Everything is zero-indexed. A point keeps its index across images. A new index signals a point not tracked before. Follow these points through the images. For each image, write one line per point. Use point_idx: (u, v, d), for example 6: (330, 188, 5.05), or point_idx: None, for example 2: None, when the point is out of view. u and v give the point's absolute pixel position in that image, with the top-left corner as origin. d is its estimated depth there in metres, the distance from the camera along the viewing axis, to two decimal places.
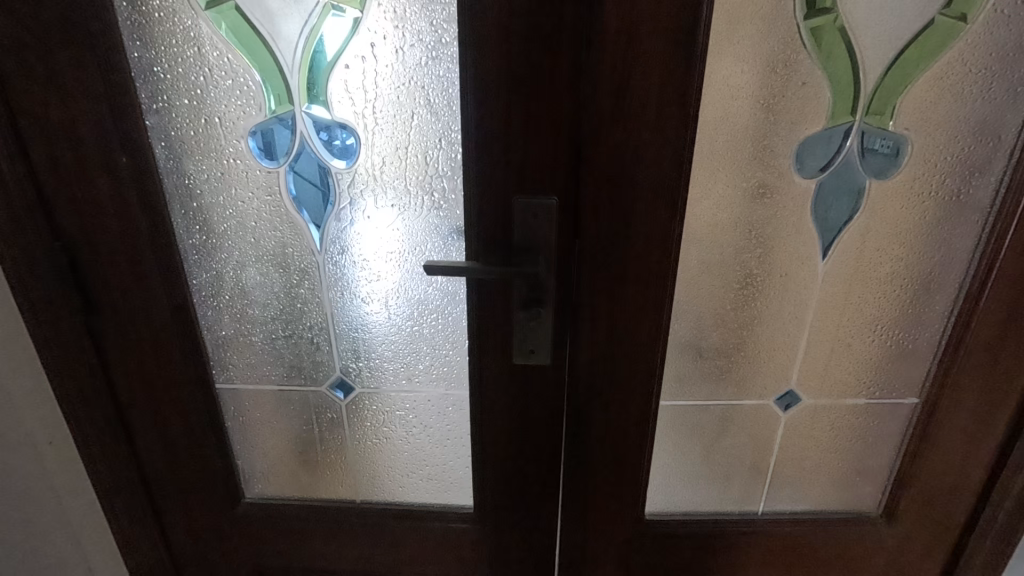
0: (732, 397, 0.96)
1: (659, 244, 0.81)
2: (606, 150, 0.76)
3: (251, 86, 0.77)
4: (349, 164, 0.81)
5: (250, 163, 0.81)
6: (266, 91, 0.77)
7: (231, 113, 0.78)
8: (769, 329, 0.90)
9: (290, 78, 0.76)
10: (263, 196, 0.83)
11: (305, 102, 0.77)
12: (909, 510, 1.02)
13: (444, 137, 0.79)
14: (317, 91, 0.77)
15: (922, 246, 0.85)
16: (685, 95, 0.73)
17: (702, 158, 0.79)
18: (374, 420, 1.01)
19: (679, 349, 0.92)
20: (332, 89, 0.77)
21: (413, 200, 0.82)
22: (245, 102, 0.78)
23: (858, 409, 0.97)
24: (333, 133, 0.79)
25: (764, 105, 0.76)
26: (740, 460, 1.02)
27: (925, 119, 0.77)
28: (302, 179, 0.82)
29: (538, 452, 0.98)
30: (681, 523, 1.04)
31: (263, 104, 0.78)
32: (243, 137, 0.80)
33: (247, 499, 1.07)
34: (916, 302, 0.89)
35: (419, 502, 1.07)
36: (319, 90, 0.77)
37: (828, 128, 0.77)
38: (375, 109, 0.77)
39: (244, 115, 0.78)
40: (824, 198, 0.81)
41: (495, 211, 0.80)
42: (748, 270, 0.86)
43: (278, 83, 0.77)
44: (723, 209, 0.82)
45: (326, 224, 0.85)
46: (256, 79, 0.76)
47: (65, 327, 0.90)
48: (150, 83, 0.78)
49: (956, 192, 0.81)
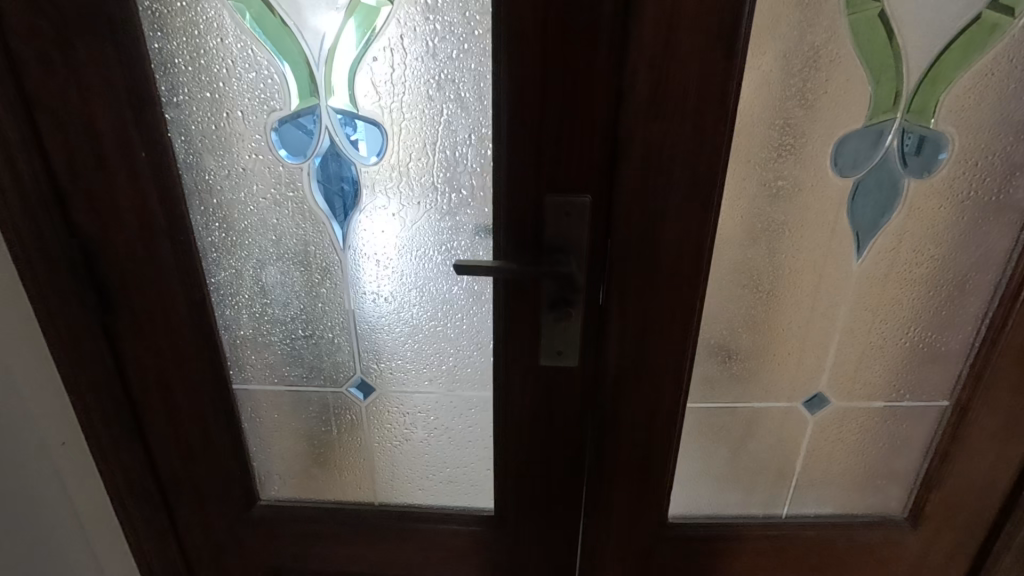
0: (760, 400, 0.94)
1: (692, 244, 0.79)
2: (642, 147, 0.74)
3: (276, 80, 0.75)
4: (374, 160, 0.79)
5: (273, 159, 0.79)
6: (291, 85, 0.75)
7: (254, 107, 0.76)
8: (798, 331, 0.89)
9: (316, 70, 0.74)
10: (285, 193, 0.81)
11: (331, 96, 0.75)
12: (936, 514, 1.00)
13: (473, 133, 0.76)
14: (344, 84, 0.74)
15: (958, 247, 0.83)
16: (724, 91, 0.71)
17: (738, 157, 0.77)
18: (394, 422, 0.99)
19: (707, 351, 0.90)
20: (359, 83, 0.74)
21: (440, 198, 0.80)
22: (269, 96, 0.75)
23: (887, 412, 0.96)
24: (359, 128, 0.77)
25: (804, 101, 0.74)
26: (765, 463, 1.01)
27: (966, 117, 0.75)
28: (325, 174, 0.80)
29: (563, 454, 0.96)
30: (705, 527, 1.03)
31: (287, 98, 0.75)
32: (265, 132, 0.77)
33: (264, 499, 1.05)
34: (949, 304, 0.87)
35: (438, 505, 1.05)
36: (346, 83, 0.74)
37: (868, 126, 0.76)
38: (403, 104, 0.75)
39: (268, 109, 0.76)
40: (861, 198, 0.80)
41: (526, 210, 0.78)
42: (780, 271, 0.84)
43: (303, 76, 0.74)
44: (757, 208, 0.80)
45: (350, 222, 0.83)
46: (280, 72, 0.74)
47: (81, 325, 0.87)
48: (170, 75, 0.75)
49: (995, 192, 0.79)
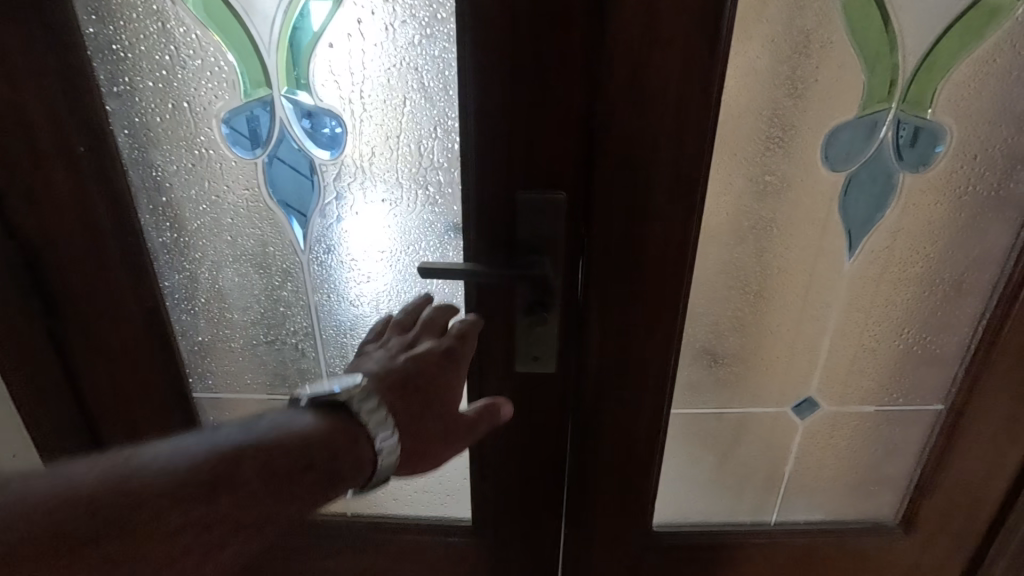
0: (748, 405, 0.90)
1: (675, 243, 0.75)
2: (621, 140, 0.69)
3: (223, 68, 0.69)
4: (334, 154, 0.73)
5: (225, 154, 0.73)
6: (240, 73, 0.69)
7: (202, 98, 0.70)
8: (788, 333, 0.84)
9: (267, 58, 0.68)
10: (240, 190, 0.76)
11: (285, 86, 0.70)
12: (929, 520, 0.97)
13: (439, 125, 0.71)
14: (298, 73, 0.69)
15: (955, 245, 0.78)
16: (708, 79, 0.66)
17: (724, 149, 0.72)
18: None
19: (693, 355, 0.86)
20: (315, 71, 0.69)
21: (406, 196, 0.75)
22: (217, 85, 0.70)
23: (879, 416, 0.92)
24: (316, 120, 0.71)
25: (794, 90, 0.69)
26: (754, 469, 0.97)
27: (966, 107, 0.71)
28: (282, 170, 0.74)
29: (543, 463, 0.92)
30: (691, 535, 0.99)
31: (237, 87, 0.70)
32: (215, 125, 0.72)
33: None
34: (945, 305, 0.83)
35: (414, 514, 1.01)
36: (300, 72, 0.69)
37: (861, 117, 0.71)
38: (363, 94, 0.70)
39: (216, 100, 0.70)
40: (853, 193, 0.75)
41: (497, 208, 0.73)
42: (769, 272, 0.80)
43: (253, 63, 0.69)
44: (744, 205, 0.75)
45: (310, 221, 0.77)
46: (228, 60, 0.68)
47: (24, 332, 0.82)
48: (109, 62, 0.69)
49: (995, 186, 0.75)
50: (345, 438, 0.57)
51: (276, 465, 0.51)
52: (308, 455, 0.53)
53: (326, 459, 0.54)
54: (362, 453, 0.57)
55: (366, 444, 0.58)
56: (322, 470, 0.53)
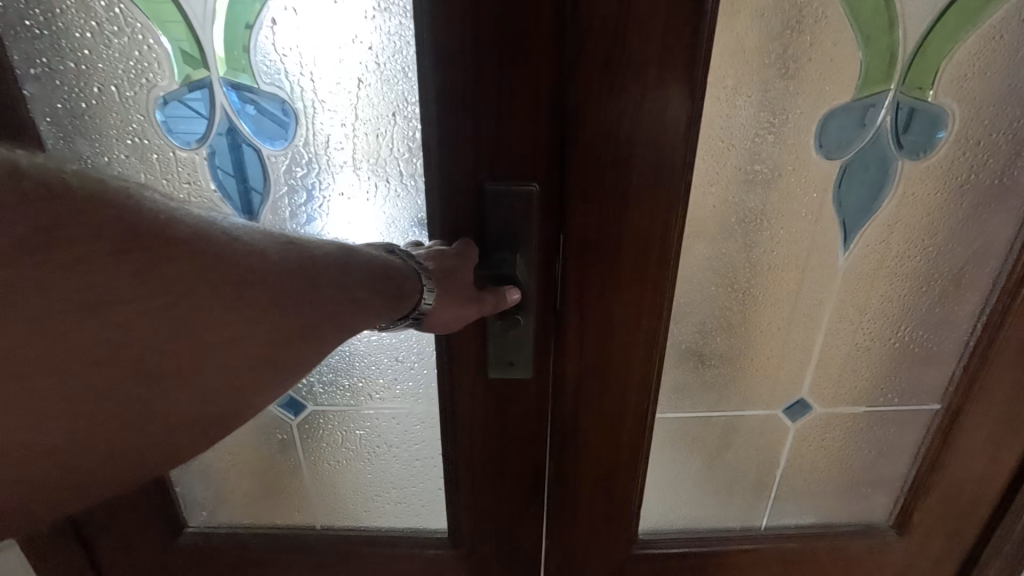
0: (737, 407, 0.85)
1: (657, 238, 0.69)
2: (597, 126, 0.63)
3: (154, 47, 0.62)
4: (283, 144, 0.66)
5: (162, 144, 0.67)
6: (173, 53, 0.62)
7: (130, 80, 0.63)
8: (779, 332, 0.80)
9: (201, 36, 0.61)
10: (180, 184, 0.69)
11: (224, 67, 0.63)
12: (923, 523, 0.93)
13: (398, 110, 0.65)
14: (238, 52, 0.62)
15: (955, 238, 0.74)
16: (689, 57, 0.60)
17: (710, 134, 0.66)
18: (332, 439, 0.89)
19: (678, 356, 0.81)
20: (255, 50, 0.62)
21: (365, 189, 0.69)
22: (146, 66, 0.63)
23: (872, 417, 0.88)
24: (261, 106, 0.65)
25: (786, 71, 0.63)
26: (743, 474, 0.93)
27: (969, 89, 0.65)
28: (227, 161, 0.67)
29: (521, 472, 0.87)
30: (678, 543, 0.95)
31: (170, 69, 0.63)
32: (148, 111, 0.65)
33: (190, 526, 0.94)
34: (944, 300, 0.78)
35: (387, 526, 0.96)
36: (241, 51, 0.62)
37: (857, 100, 0.65)
38: (311, 76, 0.63)
39: (147, 83, 0.63)
40: (848, 183, 0.70)
41: (464, 202, 0.67)
42: (758, 268, 0.75)
43: (188, 42, 0.62)
44: (731, 197, 0.70)
45: (261, 218, 0.70)
46: (158, 38, 0.62)
47: None
48: (23, 41, 0.62)
49: (997, 174, 0.70)
50: (407, 282, 0.56)
51: (359, 296, 0.51)
52: (377, 292, 0.53)
53: (387, 302, 0.54)
54: (409, 299, 0.56)
55: (413, 300, 0.57)
56: (383, 307, 0.53)
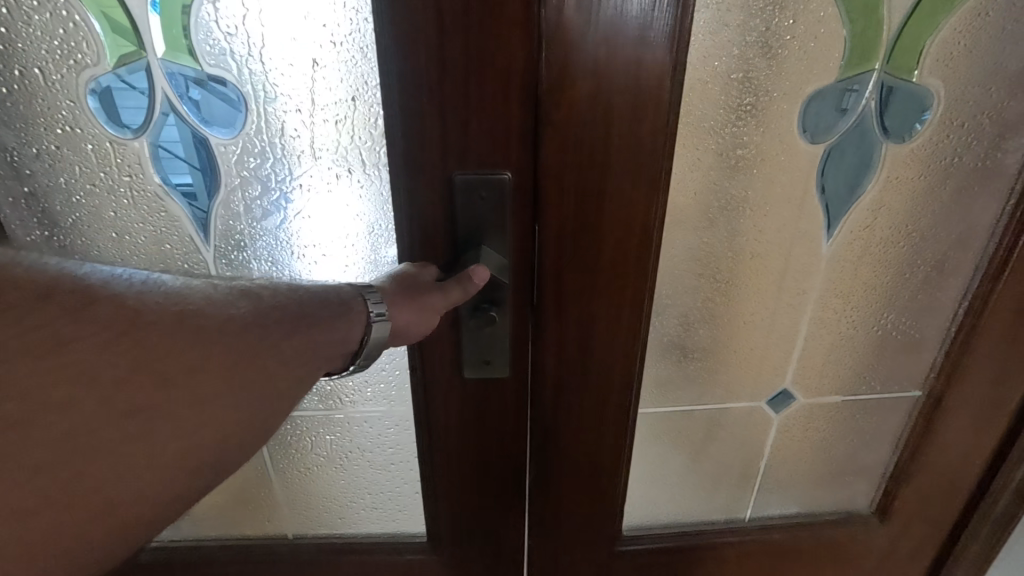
0: (721, 400, 0.83)
1: (638, 229, 0.66)
2: (572, 110, 0.60)
3: (81, 25, 0.56)
4: (233, 132, 0.61)
5: (97, 133, 0.61)
6: (103, 31, 0.56)
7: (56, 62, 0.57)
8: (762, 324, 0.78)
9: (133, 12, 0.55)
10: (121, 176, 0.63)
11: (161, 47, 0.57)
12: (904, 509, 0.94)
13: (357, 94, 0.60)
14: (177, 30, 0.56)
15: (938, 222, 0.72)
16: (668, 36, 0.57)
17: (690, 118, 0.63)
18: (301, 445, 0.84)
19: (661, 350, 0.78)
20: (196, 28, 0.56)
21: (325, 181, 0.64)
22: (74, 46, 0.57)
23: (854, 406, 0.87)
24: (206, 90, 0.59)
25: (769, 51, 0.60)
26: (728, 467, 0.91)
27: (955, 69, 0.63)
28: (171, 151, 0.62)
29: (501, 473, 0.84)
30: (663, 538, 0.93)
31: (100, 49, 0.57)
32: (78, 97, 0.59)
33: (153, 541, 0.89)
34: (927, 286, 0.77)
35: (363, 533, 0.92)
36: (179, 29, 0.56)
37: (842, 81, 0.63)
38: (260, 56, 0.58)
39: (75, 65, 0.57)
40: (832, 168, 0.67)
41: (432, 193, 0.63)
42: (741, 258, 0.72)
43: (120, 19, 0.56)
44: (714, 183, 0.67)
45: (212, 212, 0.65)
46: (85, 15, 0.56)
47: None
48: None
49: (981, 157, 0.69)
50: (349, 297, 0.54)
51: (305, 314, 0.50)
52: (319, 308, 0.51)
53: (333, 318, 0.52)
54: (354, 321, 0.53)
55: (360, 314, 0.54)
56: (330, 325, 0.52)
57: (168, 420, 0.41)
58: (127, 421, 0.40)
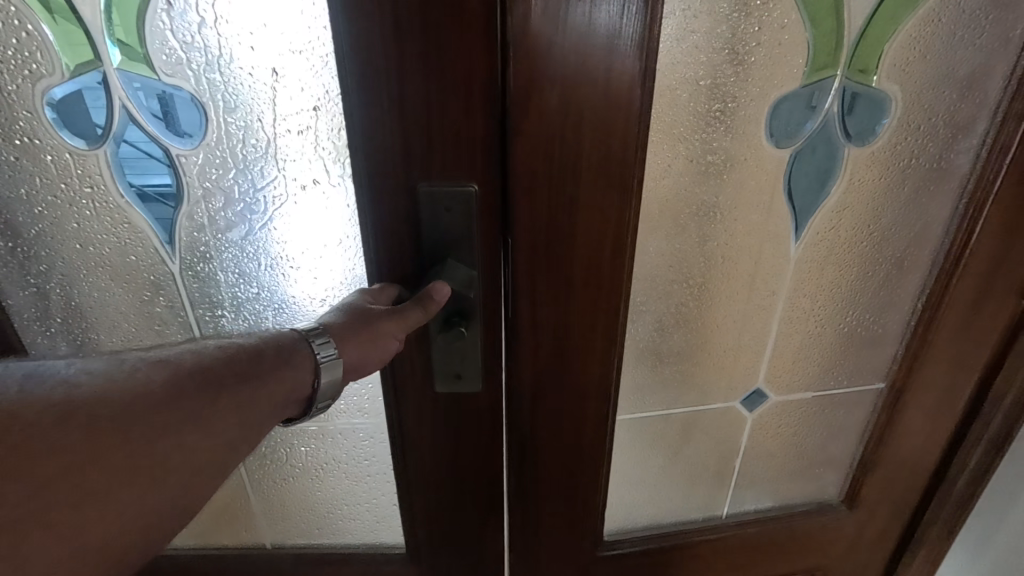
0: (695, 403, 0.84)
1: (611, 237, 0.65)
2: (540, 118, 0.58)
3: (34, 34, 0.52)
4: (194, 143, 0.57)
5: (54, 142, 0.56)
6: (56, 40, 0.52)
7: (11, 71, 0.53)
8: (734, 327, 0.78)
9: (87, 20, 0.51)
10: (81, 188, 0.59)
11: (116, 56, 0.52)
12: (869, 497, 0.97)
13: (321, 104, 0.56)
14: (133, 40, 0.52)
15: (898, 221, 0.74)
16: (636, 45, 0.56)
17: (660, 125, 0.62)
18: (276, 457, 0.81)
19: (636, 356, 0.78)
20: (151, 35, 0.52)
21: (291, 193, 0.61)
22: (27, 56, 0.52)
23: (823, 401, 0.89)
24: (164, 100, 0.55)
25: (735, 58, 0.60)
26: (704, 467, 0.92)
27: (911, 73, 0.65)
28: (132, 163, 0.58)
29: (478, 486, 0.82)
30: (643, 540, 0.93)
31: (54, 58, 0.52)
32: (35, 107, 0.54)
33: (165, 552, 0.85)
34: (889, 283, 0.79)
35: (342, 544, 0.89)
36: (135, 38, 0.52)
37: (805, 87, 0.63)
38: (222, 64, 0.53)
39: (30, 75, 0.53)
40: (798, 172, 0.68)
41: (396, 205, 0.61)
42: (712, 263, 0.72)
43: (71, 27, 0.51)
44: (683, 190, 0.67)
45: (174, 224, 0.62)
46: (38, 24, 0.51)
47: None
48: None
49: (936, 157, 0.71)
50: (293, 342, 0.54)
51: (240, 368, 0.49)
52: (256, 360, 0.51)
53: (277, 366, 0.52)
54: (299, 365, 0.54)
55: (308, 357, 0.54)
56: (273, 372, 0.52)
57: (125, 450, 0.40)
58: (77, 456, 0.38)
